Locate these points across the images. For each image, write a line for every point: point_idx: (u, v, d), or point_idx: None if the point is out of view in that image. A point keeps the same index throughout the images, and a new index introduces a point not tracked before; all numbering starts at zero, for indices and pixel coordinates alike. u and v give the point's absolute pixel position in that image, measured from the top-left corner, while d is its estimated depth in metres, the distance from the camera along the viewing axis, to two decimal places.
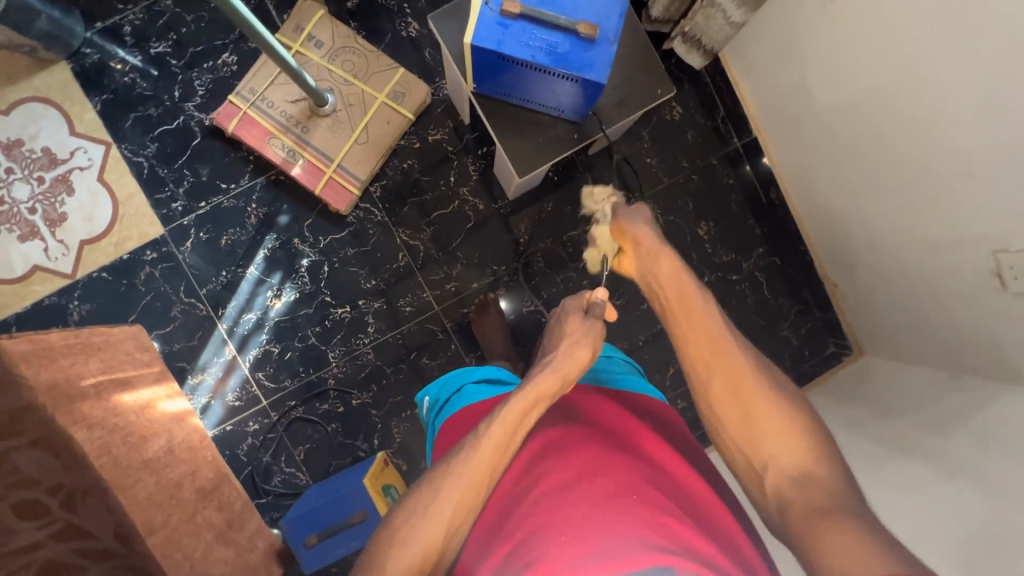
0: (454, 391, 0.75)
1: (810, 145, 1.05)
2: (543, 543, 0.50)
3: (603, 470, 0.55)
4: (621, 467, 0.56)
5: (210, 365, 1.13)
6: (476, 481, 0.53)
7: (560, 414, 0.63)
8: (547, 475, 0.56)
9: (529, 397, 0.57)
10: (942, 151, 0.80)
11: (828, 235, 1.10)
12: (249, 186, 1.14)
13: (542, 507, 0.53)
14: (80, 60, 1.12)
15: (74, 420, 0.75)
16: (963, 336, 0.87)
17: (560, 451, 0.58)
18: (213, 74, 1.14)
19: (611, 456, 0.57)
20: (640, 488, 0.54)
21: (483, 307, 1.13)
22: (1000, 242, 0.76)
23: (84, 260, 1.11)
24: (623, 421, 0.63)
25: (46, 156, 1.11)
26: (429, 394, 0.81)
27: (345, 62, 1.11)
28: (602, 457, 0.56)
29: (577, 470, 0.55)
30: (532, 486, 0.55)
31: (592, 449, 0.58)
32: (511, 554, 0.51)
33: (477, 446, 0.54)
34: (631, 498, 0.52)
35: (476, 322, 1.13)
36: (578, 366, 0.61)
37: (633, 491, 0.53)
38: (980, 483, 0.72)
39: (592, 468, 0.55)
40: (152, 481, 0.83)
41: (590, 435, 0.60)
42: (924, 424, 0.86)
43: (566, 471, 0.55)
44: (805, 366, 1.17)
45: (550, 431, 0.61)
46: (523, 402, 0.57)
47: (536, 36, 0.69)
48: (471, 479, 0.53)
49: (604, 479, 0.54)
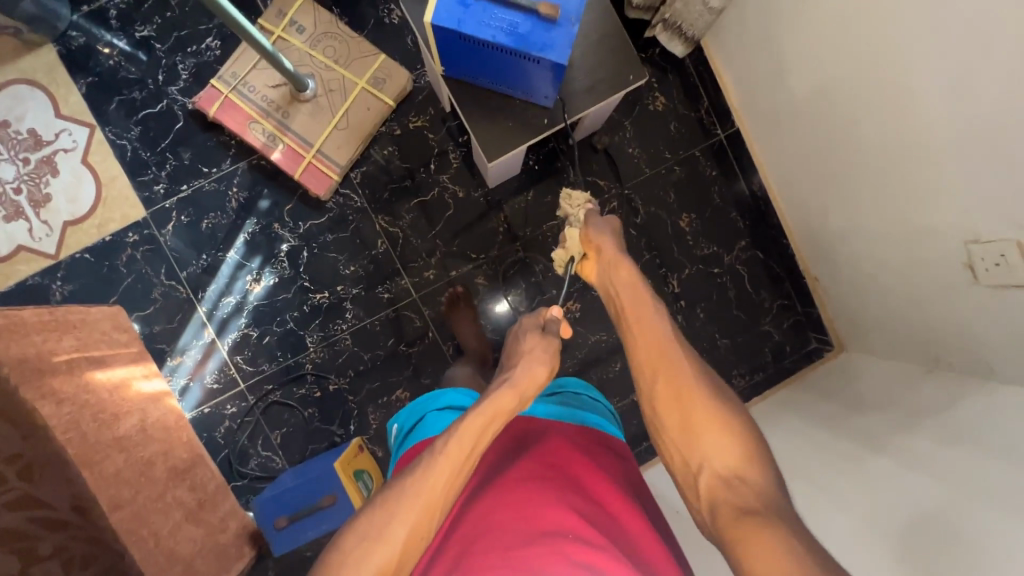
0: (417, 418, 0.73)
1: (790, 136, 1.03)
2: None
3: (542, 507, 0.53)
4: (562, 504, 0.54)
5: (189, 348, 1.13)
6: (431, 502, 0.51)
7: (505, 453, 0.63)
8: (487, 513, 0.53)
9: (493, 412, 0.57)
10: (915, 140, 0.78)
11: (810, 228, 1.08)
12: (230, 170, 1.15)
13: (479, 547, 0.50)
14: (66, 43, 1.13)
15: (42, 394, 0.77)
16: (937, 330, 0.86)
17: (499, 490, 0.56)
18: (197, 58, 1.15)
19: (551, 493, 0.55)
20: (579, 524, 0.51)
21: (450, 303, 1.12)
22: (973, 232, 0.75)
23: (67, 240, 1.12)
24: (567, 460, 0.61)
25: (32, 138, 1.13)
26: (396, 422, 0.79)
27: (327, 48, 1.11)
28: (542, 494, 0.55)
29: (515, 508, 0.53)
30: (470, 527, 0.53)
31: (528, 487, 0.56)
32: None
33: (433, 468, 0.52)
34: (568, 535, 0.50)
35: (450, 313, 1.13)
36: (534, 384, 0.61)
37: (570, 528, 0.51)
38: (944, 477, 0.70)
39: (531, 506, 0.53)
40: (121, 457, 0.84)
41: (532, 472, 0.58)
42: (896, 418, 0.85)
43: (504, 510, 0.53)
44: (786, 362, 1.16)
45: (492, 472, 0.60)
46: (481, 420, 0.56)
47: (497, 17, 0.69)
48: (423, 504, 0.51)
49: (541, 517, 0.52)
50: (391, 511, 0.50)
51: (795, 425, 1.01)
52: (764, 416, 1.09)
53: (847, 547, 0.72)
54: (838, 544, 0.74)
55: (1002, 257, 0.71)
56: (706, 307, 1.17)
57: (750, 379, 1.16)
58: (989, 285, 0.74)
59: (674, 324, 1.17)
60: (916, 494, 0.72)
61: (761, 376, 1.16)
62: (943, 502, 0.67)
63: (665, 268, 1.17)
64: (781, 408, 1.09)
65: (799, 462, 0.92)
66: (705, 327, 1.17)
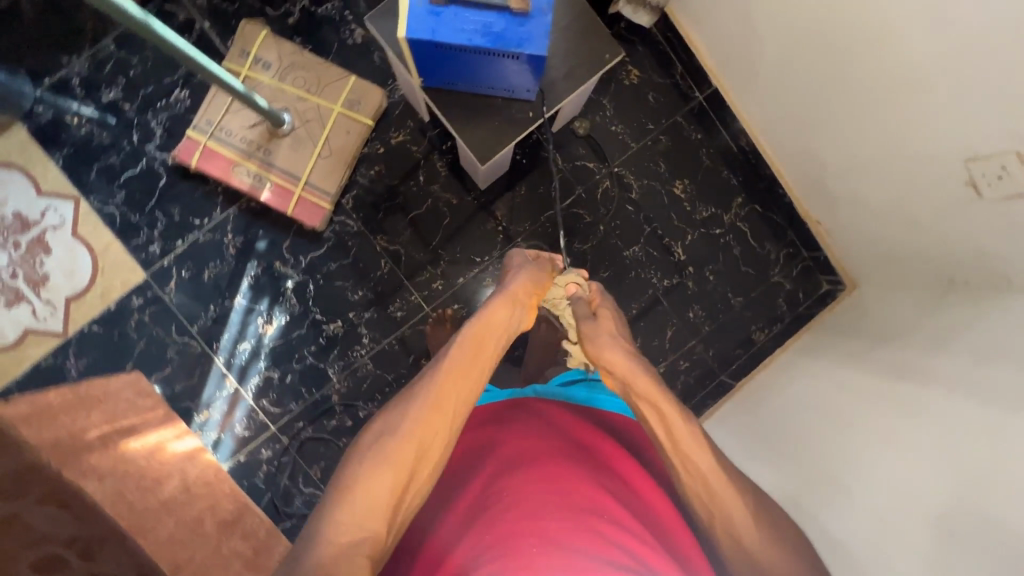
0: None
1: (770, 86, 1.03)
2: (512, 550, 0.52)
3: (573, 482, 0.58)
4: (591, 479, 0.59)
5: (214, 400, 1.13)
6: (444, 401, 0.56)
7: (535, 420, 0.67)
8: (518, 483, 0.58)
9: (495, 318, 0.62)
10: (896, 68, 0.79)
11: (805, 174, 1.09)
12: (222, 217, 1.14)
13: (512, 515, 0.55)
14: (34, 120, 1.12)
15: (84, 471, 0.74)
16: (946, 252, 0.87)
17: (533, 460, 0.60)
18: (168, 112, 1.14)
19: (582, 469, 0.60)
20: (609, 504, 0.57)
21: (438, 322, 1.11)
22: (969, 150, 0.76)
23: (73, 316, 1.12)
24: (597, 436, 0.66)
25: (18, 220, 1.12)
26: None
27: (297, 79, 1.10)
28: (574, 470, 0.60)
29: (549, 482, 0.58)
30: (502, 492, 0.58)
31: (561, 462, 0.60)
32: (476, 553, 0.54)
33: (447, 374, 0.57)
34: (599, 517, 0.55)
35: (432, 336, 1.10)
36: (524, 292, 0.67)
37: (600, 509, 0.56)
38: (978, 391, 0.72)
39: (564, 480, 0.58)
40: (172, 520, 0.84)
41: (563, 446, 0.63)
42: (920, 344, 0.87)
43: (538, 481, 0.58)
44: (801, 308, 1.17)
45: (528, 437, 0.64)
46: (482, 329, 0.61)
47: (469, 20, 0.69)
48: (443, 410, 0.55)
49: (573, 494, 0.57)
50: (411, 416, 0.54)
51: (823, 368, 1.02)
52: (790, 365, 1.10)
53: (896, 476, 0.74)
54: (888, 476, 0.75)
55: (1002, 169, 0.72)
56: (715, 269, 1.18)
57: (770, 331, 1.17)
58: (993, 198, 0.75)
59: (686, 291, 1.18)
60: (957, 412, 0.73)
61: (779, 326, 1.17)
62: (983, 417, 0.68)
63: (667, 238, 1.18)
64: (803, 356, 1.10)
65: (833, 403, 0.93)
66: (717, 288, 1.18)
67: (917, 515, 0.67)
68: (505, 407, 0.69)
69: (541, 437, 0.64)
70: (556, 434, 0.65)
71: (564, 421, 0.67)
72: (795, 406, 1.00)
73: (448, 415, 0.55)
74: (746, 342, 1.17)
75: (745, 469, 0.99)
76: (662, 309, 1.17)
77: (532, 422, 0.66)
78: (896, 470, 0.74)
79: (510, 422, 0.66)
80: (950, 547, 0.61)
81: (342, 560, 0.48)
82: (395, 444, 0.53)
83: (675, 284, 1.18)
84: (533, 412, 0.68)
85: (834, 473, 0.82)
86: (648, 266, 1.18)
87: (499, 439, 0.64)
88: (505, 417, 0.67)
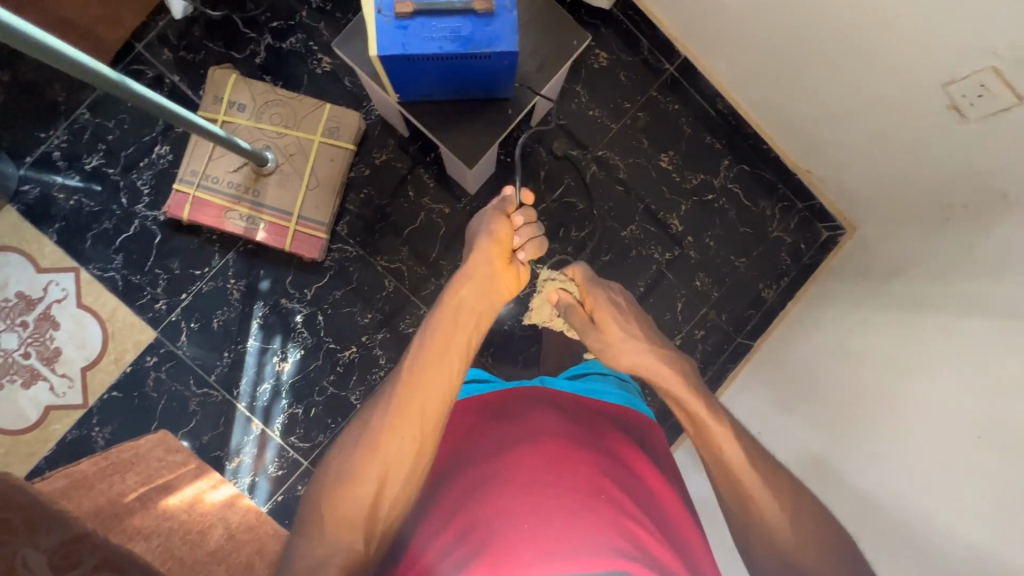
0: None
1: (740, 45, 1.04)
2: (496, 532, 0.53)
3: (576, 463, 0.58)
4: (595, 461, 0.60)
5: (243, 446, 1.13)
6: (410, 404, 0.61)
7: (538, 405, 0.67)
8: (516, 461, 0.59)
9: (449, 313, 0.70)
10: (859, 5, 0.79)
11: (788, 125, 1.09)
12: (222, 264, 1.15)
13: (501, 498, 0.55)
14: (23, 199, 1.13)
15: (130, 534, 0.74)
16: (940, 178, 0.87)
17: (537, 440, 0.61)
18: (152, 169, 1.15)
19: (587, 450, 0.61)
20: (611, 485, 0.58)
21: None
22: (946, 75, 0.77)
23: (91, 385, 1.12)
24: (601, 426, 0.67)
25: (22, 300, 1.12)
26: None
27: (273, 116, 1.11)
28: (579, 452, 0.60)
29: (552, 463, 0.58)
30: (499, 472, 0.58)
31: (563, 443, 0.61)
32: (457, 540, 0.55)
33: (405, 377, 0.63)
34: (601, 497, 0.56)
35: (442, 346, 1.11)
36: (477, 276, 0.74)
37: (602, 490, 0.57)
38: (993, 306, 0.72)
39: (567, 461, 0.58)
40: (223, 569, 0.83)
41: (569, 429, 0.63)
42: (929, 273, 0.87)
43: (540, 463, 0.58)
44: (806, 259, 1.17)
45: (534, 419, 0.64)
46: (439, 329, 0.68)
47: (437, 27, 0.69)
48: (404, 414, 0.60)
49: (576, 475, 0.57)
50: (374, 425, 0.61)
51: (838, 312, 1.02)
52: (804, 316, 1.11)
53: (924, 405, 0.74)
54: (916, 403, 0.75)
55: (982, 87, 0.73)
56: (714, 234, 1.18)
57: (778, 287, 1.18)
58: (978, 118, 0.76)
59: (689, 261, 1.18)
60: (972, 331, 0.73)
61: (787, 280, 1.18)
62: (1000, 331, 0.69)
63: (662, 212, 1.18)
64: (816, 306, 1.10)
65: (854, 345, 0.93)
66: (719, 252, 1.18)
67: (956, 437, 0.67)
68: (504, 397, 0.69)
69: (546, 420, 0.64)
70: (563, 418, 0.65)
71: (571, 409, 0.68)
72: (816, 354, 1.00)
73: (411, 418, 0.60)
74: (756, 302, 1.18)
75: (779, 424, 0.99)
76: (668, 282, 1.18)
77: (538, 408, 0.67)
78: (923, 399, 0.74)
79: (516, 408, 0.67)
80: (989, 463, 0.62)
81: (316, 567, 0.54)
82: (360, 452, 0.59)
83: (677, 255, 1.18)
84: (535, 398, 0.69)
85: (865, 414, 0.83)
86: (648, 243, 1.18)
87: (502, 425, 0.64)
88: (511, 404, 0.68)
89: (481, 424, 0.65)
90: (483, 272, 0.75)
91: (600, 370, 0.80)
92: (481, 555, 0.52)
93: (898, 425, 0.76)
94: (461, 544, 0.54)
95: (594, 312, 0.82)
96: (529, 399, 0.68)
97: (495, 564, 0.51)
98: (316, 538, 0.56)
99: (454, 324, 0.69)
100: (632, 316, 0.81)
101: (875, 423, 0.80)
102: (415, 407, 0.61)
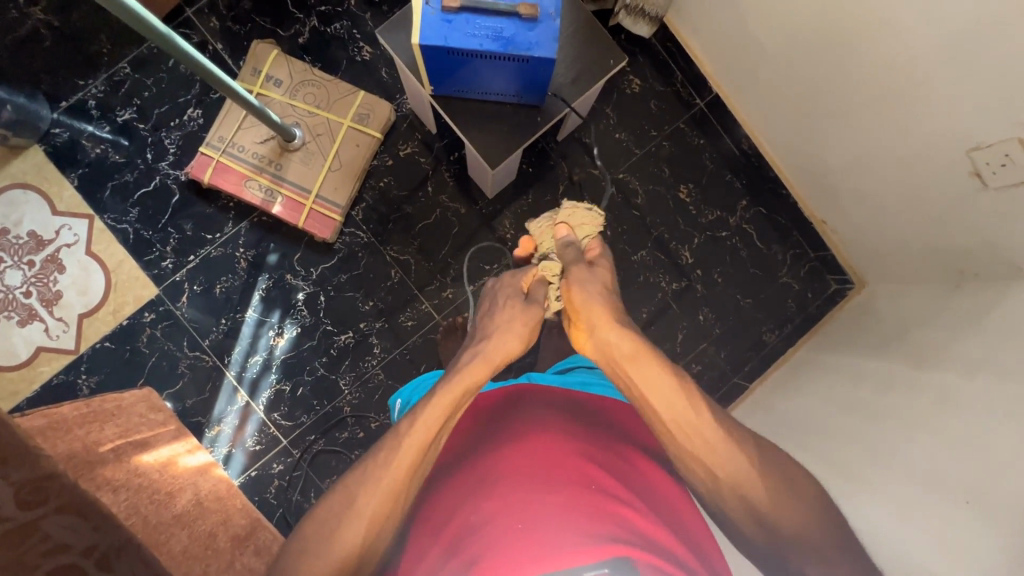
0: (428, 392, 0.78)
1: (771, 92, 1.06)
2: (490, 536, 0.56)
3: (563, 458, 0.62)
4: (579, 454, 0.63)
5: (225, 415, 1.13)
6: (396, 471, 0.60)
7: (534, 405, 0.69)
8: (506, 458, 0.63)
9: (449, 397, 0.66)
10: (894, 64, 0.81)
11: (808, 174, 1.11)
12: (234, 232, 1.16)
13: (494, 502, 0.59)
14: (51, 141, 1.15)
15: (98, 484, 0.73)
16: (954, 243, 0.88)
17: (524, 440, 0.64)
18: (181, 130, 1.17)
19: (573, 445, 0.64)
20: (601, 477, 0.61)
21: (449, 330, 1.10)
22: (971, 141, 0.78)
23: (85, 333, 1.12)
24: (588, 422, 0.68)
25: (33, 240, 1.13)
26: (402, 397, 0.83)
27: (307, 95, 1.13)
28: (565, 446, 0.63)
29: (538, 461, 0.62)
30: (493, 472, 0.62)
31: (548, 439, 0.64)
32: (450, 550, 0.57)
33: (388, 453, 0.61)
34: (591, 487, 0.59)
35: (442, 345, 1.11)
36: (506, 354, 0.74)
37: (591, 480, 0.60)
38: (993, 375, 0.72)
39: (555, 459, 0.62)
40: (186, 534, 0.82)
41: (556, 423, 0.66)
42: (934, 337, 0.87)
43: (530, 462, 0.62)
44: (811, 308, 1.17)
45: (521, 415, 0.68)
46: (443, 404, 0.65)
47: (480, 26, 0.72)
48: (386, 487, 0.59)
49: (564, 468, 0.61)
50: (353, 491, 0.60)
51: (840, 363, 1.02)
52: (805, 365, 1.10)
53: (916, 462, 0.73)
54: (905, 462, 0.74)
55: (1006, 157, 0.74)
56: (723, 272, 1.18)
57: (781, 332, 1.17)
58: (999, 187, 0.77)
59: (695, 294, 1.18)
60: (971, 397, 0.73)
61: (790, 327, 1.18)
62: (997, 400, 0.68)
63: (674, 242, 1.19)
64: (818, 354, 1.10)
65: (851, 401, 0.92)
66: (726, 290, 1.18)
67: (943, 501, 0.66)
68: (502, 399, 0.70)
69: (536, 417, 0.67)
70: (552, 416, 0.68)
71: (560, 408, 0.69)
72: (810, 403, 0.99)
73: (394, 485, 0.59)
74: (757, 344, 1.17)
75: None
76: (672, 312, 1.18)
77: (521, 405, 0.69)
78: (914, 459, 0.73)
79: (500, 412, 0.69)
80: (973, 526, 0.60)
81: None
82: (339, 521, 0.58)
83: (684, 287, 1.18)
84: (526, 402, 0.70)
85: (854, 466, 0.81)
86: (656, 271, 1.18)
87: (491, 429, 0.67)
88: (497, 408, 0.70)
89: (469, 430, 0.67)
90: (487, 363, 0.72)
91: (587, 363, 0.80)
92: (479, 563, 0.54)
93: (888, 479, 0.75)
94: (456, 554, 0.56)
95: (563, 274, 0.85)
96: (519, 403, 0.70)
97: (493, 565, 0.54)
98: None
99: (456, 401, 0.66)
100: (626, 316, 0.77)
101: (863, 478, 0.78)
102: (393, 474, 0.60)
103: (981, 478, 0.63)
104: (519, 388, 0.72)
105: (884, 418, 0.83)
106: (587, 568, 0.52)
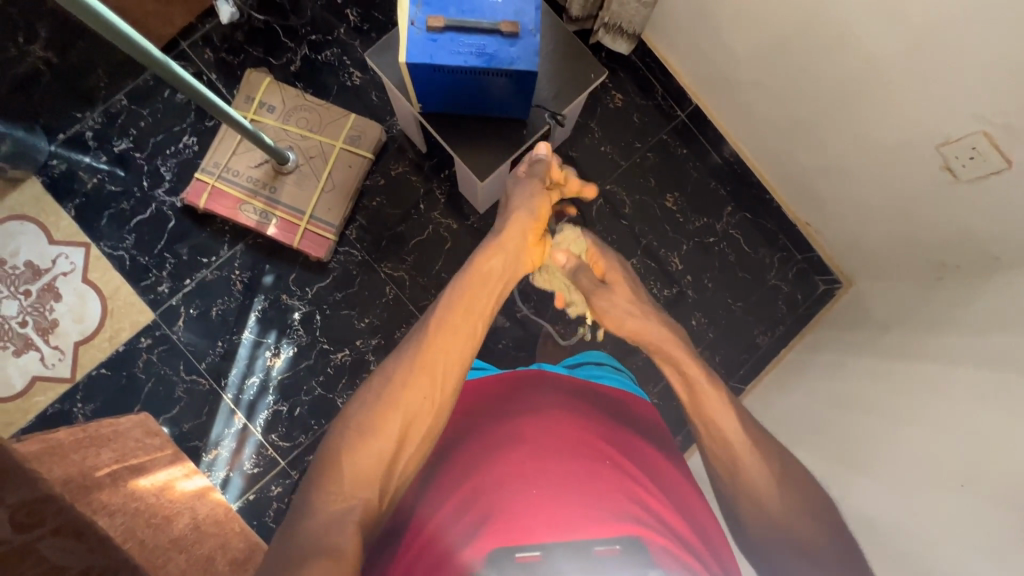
0: None
1: (749, 100, 1.10)
2: (507, 499, 0.55)
3: (580, 431, 0.61)
4: (595, 431, 0.62)
5: (222, 438, 1.12)
6: (442, 361, 0.59)
7: (554, 387, 0.68)
8: (523, 427, 0.61)
9: (485, 280, 0.68)
10: (863, 66, 0.84)
11: (790, 177, 1.14)
12: (230, 254, 1.17)
13: (511, 466, 0.57)
14: (49, 172, 1.17)
15: (95, 508, 0.72)
16: (933, 237, 0.90)
17: (542, 413, 0.63)
18: (177, 157, 1.19)
19: (590, 423, 0.63)
20: (615, 453, 0.61)
21: None
22: (939, 136, 0.81)
23: (81, 360, 1.12)
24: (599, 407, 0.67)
25: (29, 269, 1.14)
26: None
27: (300, 120, 1.17)
28: (584, 423, 0.63)
29: (558, 432, 0.61)
30: (511, 438, 0.60)
31: (566, 414, 0.63)
32: (463, 508, 0.55)
33: (430, 335, 0.61)
34: (607, 463, 0.59)
35: None
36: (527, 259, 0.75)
37: (608, 457, 0.59)
38: (980, 362, 0.73)
39: (573, 431, 0.61)
40: (184, 558, 0.80)
41: (570, 402, 0.66)
42: (921, 330, 0.88)
43: (549, 434, 0.60)
44: (801, 310, 1.19)
45: (539, 393, 0.67)
46: (484, 285, 0.67)
47: (463, 43, 0.75)
48: (429, 377, 0.58)
49: (582, 443, 0.60)
50: (396, 377, 0.58)
51: (831, 360, 1.03)
52: (798, 365, 1.11)
53: (912, 449, 0.73)
54: (899, 452, 0.75)
55: (973, 150, 0.77)
56: (713, 277, 1.20)
57: (773, 335, 1.19)
58: (969, 179, 0.80)
59: (687, 299, 1.20)
60: (960, 385, 0.74)
61: (782, 329, 1.19)
62: (983, 385, 0.70)
63: (663, 250, 1.21)
64: (809, 354, 1.11)
65: (847, 397, 0.92)
66: (716, 295, 1.20)
67: (939, 484, 0.66)
68: (523, 377, 0.70)
69: (549, 392, 0.67)
70: (565, 392, 0.67)
71: (574, 390, 0.69)
72: (806, 401, 1.00)
73: (435, 376, 0.59)
74: (751, 347, 1.19)
75: None
76: None
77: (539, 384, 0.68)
78: (908, 446, 0.74)
79: (519, 387, 0.67)
80: (970, 508, 0.61)
81: (334, 524, 0.50)
82: (381, 405, 0.56)
83: (676, 293, 1.20)
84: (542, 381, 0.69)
85: (852, 459, 0.82)
86: (647, 278, 1.20)
87: (509, 403, 0.65)
88: (520, 385, 0.68)
89: (484, 401, 0.66)
90: (515, 246, 0.73)
91: (594, 360, 0.80)
92: (494, 523, 0.53)
93: (885, 469, 0.75)
94: (468, 510, 0.55)
95: (605, 274, 0.84)
96: (533, 381, 0.69)
97: (508, 525, 0.53)
98: (334, 492, 0.52)
99: (484, 286, 0.67)
100: (640, 283, 0.84)
101: (861, 470, 0.79)
102: (439, 363, 0.59)
103: (973, 461, 0.64)
104: (533, 371, 0.71)
105: (880, 411, 0.84)
106: (598, 541, 0.53)
